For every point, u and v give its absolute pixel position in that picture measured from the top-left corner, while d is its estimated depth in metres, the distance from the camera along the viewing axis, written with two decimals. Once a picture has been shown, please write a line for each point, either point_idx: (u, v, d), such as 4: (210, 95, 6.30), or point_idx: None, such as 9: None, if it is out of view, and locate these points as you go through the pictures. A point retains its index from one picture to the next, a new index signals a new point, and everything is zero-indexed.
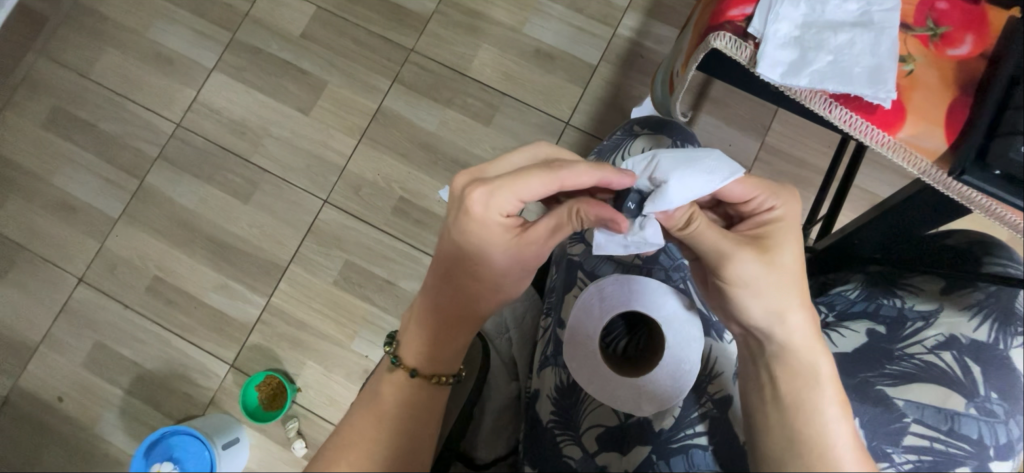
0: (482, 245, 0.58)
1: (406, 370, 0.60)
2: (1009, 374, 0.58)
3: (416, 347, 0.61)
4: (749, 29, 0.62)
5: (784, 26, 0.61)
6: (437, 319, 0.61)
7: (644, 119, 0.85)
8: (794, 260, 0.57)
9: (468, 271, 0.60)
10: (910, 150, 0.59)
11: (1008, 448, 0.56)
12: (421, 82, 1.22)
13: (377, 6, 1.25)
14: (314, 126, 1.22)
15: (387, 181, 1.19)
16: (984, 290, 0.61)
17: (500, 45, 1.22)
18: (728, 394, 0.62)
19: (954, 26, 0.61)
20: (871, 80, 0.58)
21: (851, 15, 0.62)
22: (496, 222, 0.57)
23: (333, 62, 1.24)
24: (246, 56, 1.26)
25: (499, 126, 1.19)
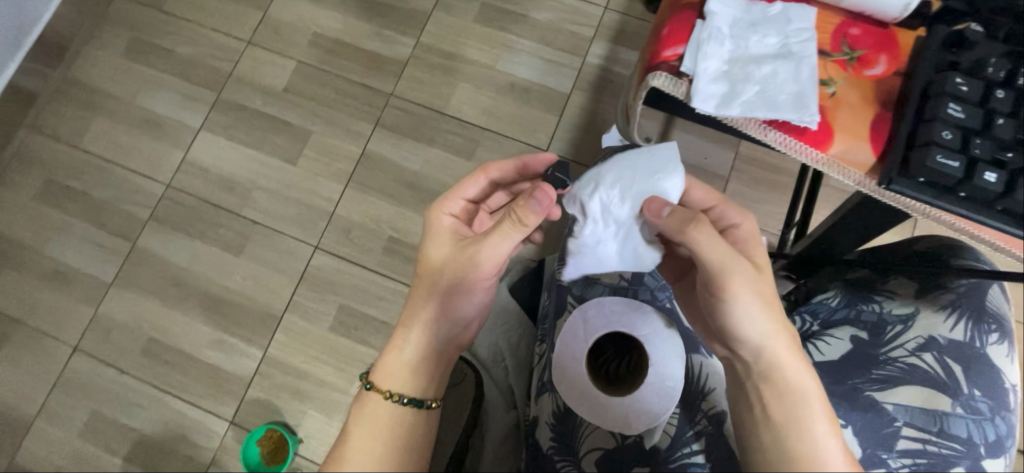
0: (433, 245, 0.64)
1: (366, 380, 0.60)
2: (988, 371, 0.60)
3: (380, 360, 0.62)
4: (682, 67, 0.63)
5: (712, 62, 0.63)
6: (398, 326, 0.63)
7: (623, 146, 0.86)
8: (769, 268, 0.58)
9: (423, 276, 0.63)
10: (844, 164, 0.60)
11: (997, 445, 0.58)
12: (402, 124, 1.26)
13: (356, 56, 1.30)
14: (301, 175, 1.25)
15: (376, 222, 1.21)
16: (955, 290, 0.63)
17: (476, 82, 1.27)
18: (721, 410, 0.62)
19: (869, 47, 0.63)
20: (796, 105, 0.60)
21: (773, 47, 0.64)
22: (443, 222, 0.66)
23: (317, 112, 1.28)
24: (231, 114, 1.30)
25: (481, 160, 1.23)
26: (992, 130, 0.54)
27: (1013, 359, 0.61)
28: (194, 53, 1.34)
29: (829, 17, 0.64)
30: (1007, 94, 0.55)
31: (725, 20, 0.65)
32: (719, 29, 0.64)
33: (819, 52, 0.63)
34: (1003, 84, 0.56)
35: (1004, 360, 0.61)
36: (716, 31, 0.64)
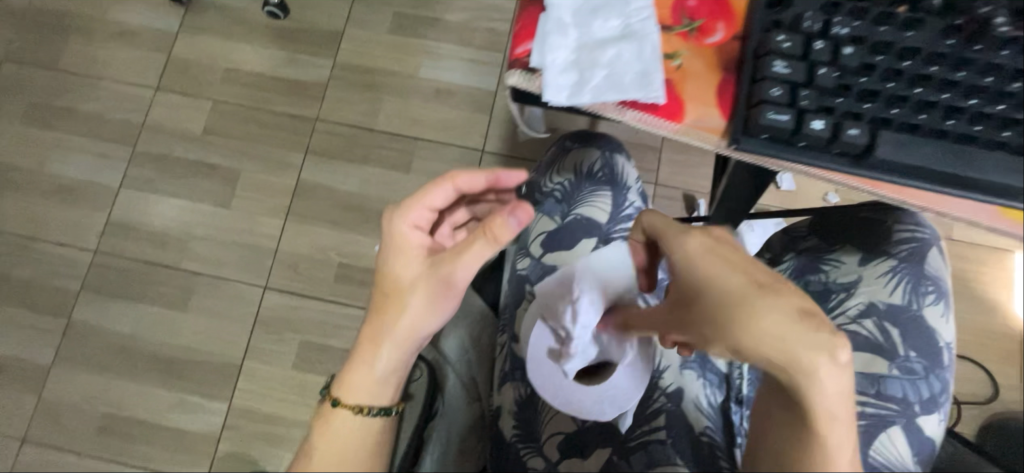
0: (396, 262, 0.56)
1: (336, 396, 0.55)
2: (924, 333, 0.62)
3: (346, 372, 0.56)
4: (532, 62, 0.55)
5: (558, 51, 0.55)
6: (364, 341, 0.56)
7: (575, 133, 0.84)
8: (720, 305, 0.43)
9: (390, 295, 0.56)
10: (699, 132, 0.54)
11: (932, 402, 0.60)
12: (333, 147, 1.23)
13: (272, 85, 1.26)
14: (237, 216, 1.21)
15: (323, 251, 1.18)
16: (896, 257, 0.65)
17: (401, 93, 1.25)
18: (679, 387, 0.64)
19: (706, 14, 0.57)
20: (640, 82, 0.54)
21: (617, 26, 0.57)
22: (405, 236, 0.57)
23: (242, 150, 1.24)
24: (151, 165, 1.24)
25: (419, 171, 1.22)
26: (816, 80, 0.51)
27: (950, 320, 0.63)
28: (99, 109, 1.27)
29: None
30: (827, 44, 0.52)
31: (564, 7, 0.57)
32: (558, 15, 0.57)
33: (659, 27, 0.57)
34: (820, 34, 0.52)
35: (941, 321, 0.63)
36: (553, 18, 0.56)
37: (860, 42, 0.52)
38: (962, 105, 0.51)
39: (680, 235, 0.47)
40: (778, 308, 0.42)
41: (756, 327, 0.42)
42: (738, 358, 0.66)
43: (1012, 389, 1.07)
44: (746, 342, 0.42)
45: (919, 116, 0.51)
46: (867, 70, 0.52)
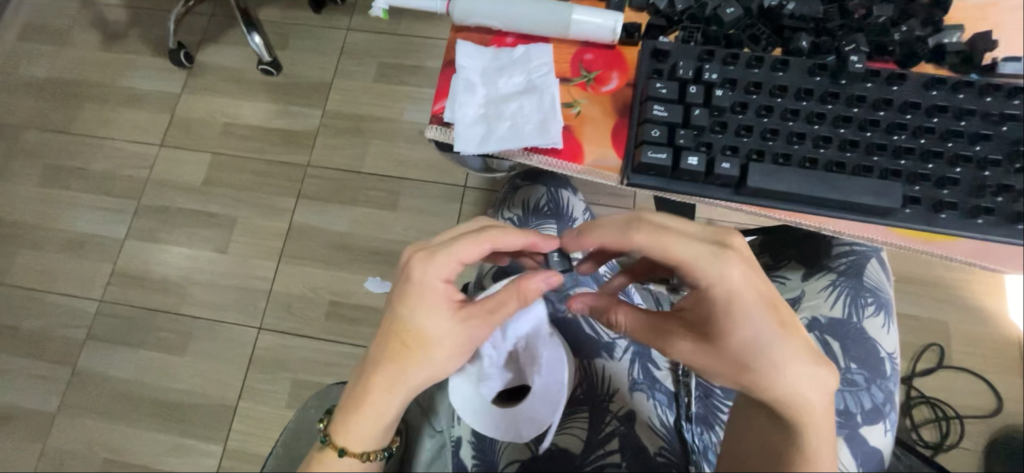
0: (422, 311, 0.48)
1: (335, 452, 0.47)
2: (866, 344, 0.64)
3: (344, 426, 0.47)
4: (446, 116, 0.56)
5: (469, 103, 0.57)
6: (372, 394, 0.47)
7: (525, 172, 0.84)
8: (739, 340, 0.44)
9: (409, 350, 0.48)
10: (599, 173, 0.54)
11: (875, 412, 0.61)
12: (323, 191, 1.29)
13: (267, 136, 1.34)
14: (233, 261, 1.26)
15: (315, 290, 1.22)
16: (835, 271, 0.67)
17: (386, 136, 1.32)
18: (632, 407, 0.57)
19: (603, 63, 0.57)
20: (542, 130, 0.55)
21: (524, 75, 0.58)
22: (436, 284, 0.49)
23: (238, 197, 1.31)
24: (155, 216, 1.31)
25: (405, 208, 1.27)
26: (692, 121, 0.51)
27: (891, 331, 0.64)
28: (108, 167, 1.36)
29: (564, 44, 0.59)
30: (700, 88, 0.52)
31: (470, 60, 0.58)
32: (465, 68, 0.57)
33: (558, 79, 0.57)
34: (693, 79, 0.52)
35: (882, 333, 0.64)
36: (460, 71, 0.58)
37: (733, 84, 0.52)
38: (832, 135, 0.51)
39: (724, 262, 0.44)
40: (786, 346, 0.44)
41: (765, 362, 0.43)
42: (685, 374, 0.59)
43: (1015, 400, 1.04)
44: (756, 373, 0.44)
45: (792, 146, 0.51)
46: (739, 108, 0.52)
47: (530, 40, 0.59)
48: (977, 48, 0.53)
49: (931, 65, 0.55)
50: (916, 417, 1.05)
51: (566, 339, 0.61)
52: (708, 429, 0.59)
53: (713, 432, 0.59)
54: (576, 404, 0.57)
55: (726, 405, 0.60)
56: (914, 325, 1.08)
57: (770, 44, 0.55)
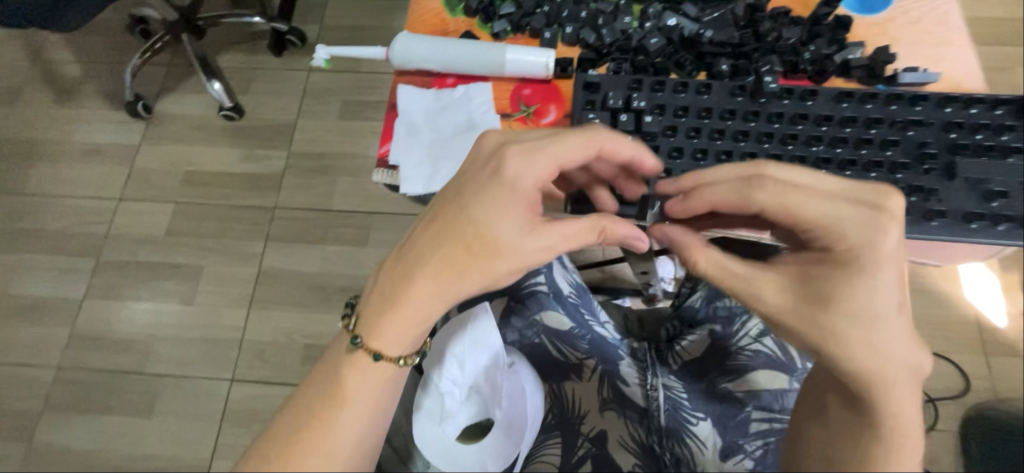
0: (498, 217, 0.42)
1: (369, 356, 0.43)
2: None
3: (381, 328, 0.43)
4: (392, 160, 0.56)
5: (414, 145, 0.56)
6: (418, 297, 0.43)
7: None
8: (863, 308, 0.40)
9: (466, 257, 0.43)
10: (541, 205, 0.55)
11: None
12: (292, 232, 1.28)
13: (231, 181, 1.33)
14: (201, 312, 1.22)
15: (289, 335, 1.19)
16: None
17: (353, 172, 1.32)
18: (603, 428, 0.56)
19: (540, 98, 0.58)
20: None
21: (468, 114, 0.58)
22: (522, 184, 0.43)
23: (204, 246, 1.28)
24: (116, 273, 1.27)
25: (377, 243, 1.26)
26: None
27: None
28: (64, 225, 1.31)
29: (503, 82, 0.59)
30: (631, 115, 0.52)
31: (413, 104, 0.58)
32: (408, 112, 0.58)
33: (498, 115, 0.57)
34: (624, 108, 0.53)
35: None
36: (403, 116, 0.58)
37: (662, 109, 0.53)
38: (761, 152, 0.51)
39: (881, 228, 0.40)
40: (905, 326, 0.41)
41: (883, 339, 0.40)
42: (653, 388, 0.59)
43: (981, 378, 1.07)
44: (877, 345, 0.40)
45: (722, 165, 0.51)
46: (670, 132, 0.52)
47: (470, 80, 0.60)
48: (880, 60, 0.54)
49: (842, 79, 0.55)
50: None
51: (533, 364, 0.60)
52: (678, 442, 0.57)
53: (686, 445, 0.56)
54: (548, 430, 0.56)
55: (695, 417, 0.58)
56: None
57: (696, 69, 0.55)
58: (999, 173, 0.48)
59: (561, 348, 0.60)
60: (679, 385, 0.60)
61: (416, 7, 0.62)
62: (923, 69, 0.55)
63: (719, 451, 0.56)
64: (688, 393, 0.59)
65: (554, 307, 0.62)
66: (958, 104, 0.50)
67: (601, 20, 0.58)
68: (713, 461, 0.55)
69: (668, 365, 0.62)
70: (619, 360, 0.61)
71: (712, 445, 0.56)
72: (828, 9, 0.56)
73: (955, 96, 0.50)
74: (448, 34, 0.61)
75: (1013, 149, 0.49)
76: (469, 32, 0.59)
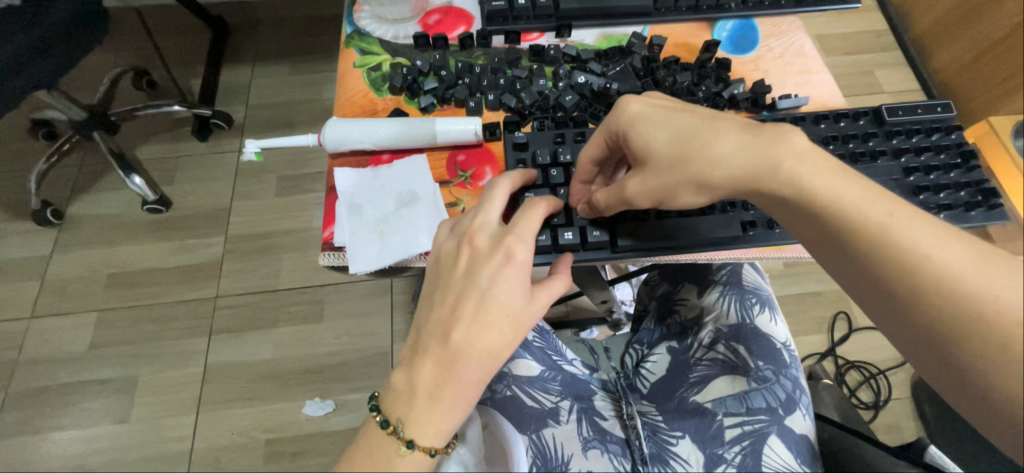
0: (510, 291, 0.44)
1: (424, 452, 0.42)
2: (765, 342, 0.62)
3: (433, 422, 0.42)
4: (338, 240, 0.54)
5: (356, 224, 0.55)
6: (461, 384, 0.43)
7: None
8: (669, 151, 0.46)
9: (504, 333, 0.44)
10: None
11: (792, 402, 0.57)
12: (238, 320, 1.19)
13: (165, 275, 1.24)
14: (139, 428, 1.09)
15: (246, 433, 1.08)
16: (721, 281, 0.67)
17: (299, 247, 1.27)
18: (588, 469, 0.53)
19: (475, 163, 0.59)
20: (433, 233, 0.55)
21: (404, 187, 0.58)
22: (522, 261, 0.45)
23: (137, 352, 1.16)
24: (28, 403, 1.11)
25: (332, 316, 1.20)
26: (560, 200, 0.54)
27: (779, 321, 0.64)
28: None
29: (436, 151, 0.60)
30: (561, 170, 0.55)
31: (353, 184, 0.58)
32: (347, 192, 0.57)
33: (436, 182, 0.58)
34: (552, 164, 0.56)
35: (773, 325, 0.64)
36: (343, 197, 0.57)
37: None
38: None
39: (618, 103, 0.50)
40: (734, 133, 0.46)
41: (723, 156, 0.45)
42: (630, 417, 0.60)
43: None
44: (729, 169, 0.45)
45: None
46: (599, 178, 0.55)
47: (405, 153, 0.60)
48: (758, 92, 0.61)
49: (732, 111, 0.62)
50: (851, 383, 1.10)
51: (507, 416, 0.58)
52: (664, 466, 0.55)
53: (671, 468, 0.54)
54: None
55: (674, 436, 0.57)
56: (822, 299, 1.17)
57: None
58: (874, 173, 0.56)
59: (537, 395, 0.60)
60: (649, 409, 0.61)
61: (342, 91, 0.64)
62: (793, 94, 0.63)
63: (703, 465, 0.54)
64: (663, 415, 0.60)
65: (522, 354, 0.63)
66: (829, 120, 0.59)
67: (518, 84, 0.63)
68: None
69: (639, 390, 0.65)
70: (590, 396, 0.62)
71: (695, 461, 0.54)
72: (708, 54, 0.64)
73: (825, 114, 0.59)
74: (376, 112, 0.63)
75: (882, 152, 0.57)
76: (398, 110, 0.62)
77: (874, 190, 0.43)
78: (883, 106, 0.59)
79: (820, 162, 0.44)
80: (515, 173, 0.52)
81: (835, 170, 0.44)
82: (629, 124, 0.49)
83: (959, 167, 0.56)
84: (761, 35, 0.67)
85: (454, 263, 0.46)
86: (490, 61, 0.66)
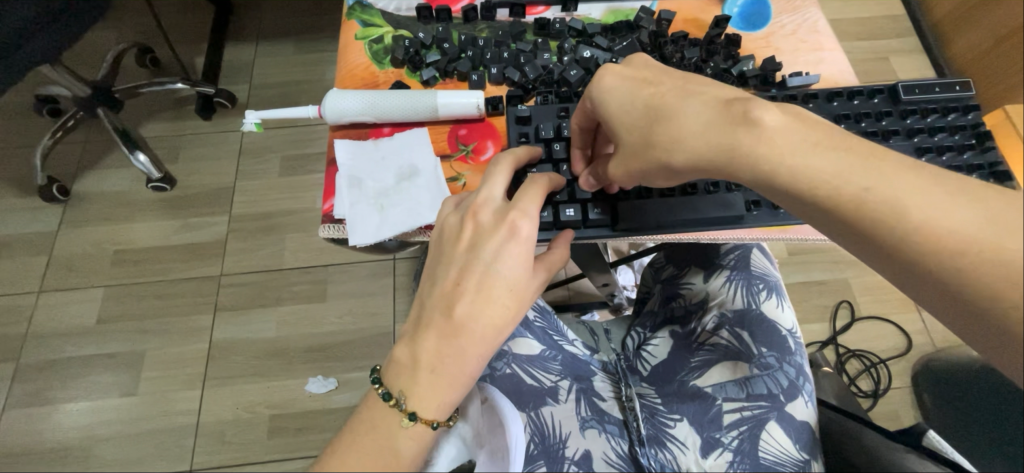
0: (513, 264, 0.43)
1: (426, 425, 0.42)
2: (770, 329, 0.62)
3: (436, 394, 0.42)
4: (339, 212, 0.54)
5: (357, 196, 0.55)
6: (464, 358, 0.42)
7: None
8: (636, 135, 0.45)
9: (507, 308, 0.43)
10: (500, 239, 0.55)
11: (794, 389, 0.57)
12: (242, 298, 1.21)
13: (171, 253, 1.25)
14: (147, 401, 1.11)
15: (251, 409, 1.10)
16: (727, 265, 0.66)
17: (303, 227, 1.28)
18: (586, 449, 0.53)
19: (478, 137, 0.59)
20: (434, 207, 0.54)
21: (405, 161, 0.57)
22: (526, 234, 0.44)
23: (143, 328, 1.18)
24: (40, 374, 1.13)
25: (336, 296, 1.21)
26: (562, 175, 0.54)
27: (785, 308, 0.64)
28: None
29: (439, 125, 0.60)
30: (563, 145, 0.55)
31: (355, 157, 0.58)
32: (348, 165, 0.57)
33: (438, 157, 0.58)
34: (556, 138, 0.55)
35: (778, 311, 0.63)
36: (344, 169, 0.57)
37: None
38: None
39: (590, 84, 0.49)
40: (701, 112, 0.43)
41: (686, 136, 0.43)
42: (628, 398, 0.60)
43: (921, 334, 1.11)
44: (695, 151, 0.43)
45: None
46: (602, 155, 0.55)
47: (407, 127, 0.60)
48: (768, 69, 0.59)
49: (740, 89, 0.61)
50: (851, 372, 1.11)
51: (506, 394, 0.58)
52: (660, 448, 0.56)
53: (668, 450, 0.55)
54: (531, 461, 0.52)
55: (672, 419, 0.58)
56: (825, 288, 1.17)
57: None
58: None
59: (536, 373, 0.61)
60: (649, 392, 0.62)
61: (345, 63, 0.64)
62: (804, 73, 0.61)
63: (700, 449, 0.54)
64: (662, 398, 0.60)
65: (523, 333, 0.63)
66: (843, 96, 0.58)
67: (523, 58, 0.62)
68: (696, 461, 0.53)
69: (639, 373, 0.65)
70: (590, 377, 0.62)
71: (692, 445, 0.55)
72: (719, 29, 0.63)
73: (839, 91, 0.58)
74: (379, 85, 0.62)
75: (895, 132, 0.56)
76: (400, 83, 0.61)
77: (866, 158, 0.38)
78: (900, 83, 0.58)
79: (799, 138, 0.40)
80: (519, 149, 0.51)
81: (808, 142, 0.40)
82: (598, 102, 0.48)
83: (973, 148, 0.55)
84: (773, 11, 0.65)
85: (457, 237, 0.45)
86: (495, 35, 0.65)
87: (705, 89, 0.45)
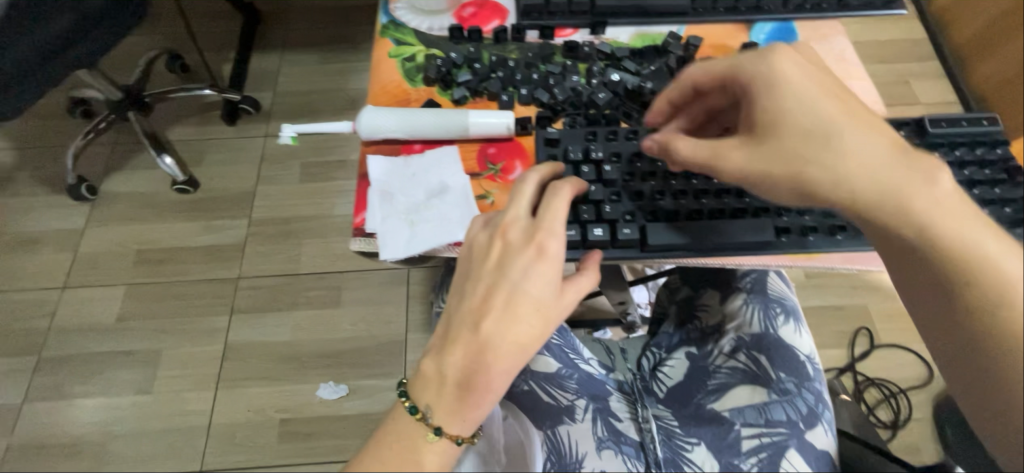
0: (540, 285, 0.44)
1: (450, 440, 0.43)
2: (789, 354, 0.61)
3: (461, 410, 0.43)
4: (370, 226, 0.55)
5: (388, 211, 0.56)
6: (490, 377, 0.43)
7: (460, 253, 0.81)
8: (795, 136, 0.44)
9: (533, 327, 0.44)
10: None
11: (813, 416, 0.56)
12: (258, 301, 1.22)
13: (191, 254, 1.27)
14: (162, 400, 1.13)
15: (263, 412, 1.11)
16: (745, 288, 0.66)
17: (320, 233, 1.30)
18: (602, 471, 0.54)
19: (506, 156, 0.60)
20: (462, 224, 0.55)
21: (435, 177, 0.59)
22: (554, 254, 0.44)
23: (161, 327, 1.20)
24: (60, 369, 1.16)
25: (350, 302, 1.23)
26: (590, 197, 0.54)
27: (802, 332, 0.64)
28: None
29: (467, 143, 0.61)
30: (591, 168, 0.55)
31: (386, 173, 0.59)
32: (380, 180, 0.58)
33: (467, 174, 0.59)
34: (584, 160, 0.56)
35: (796, 336, 0.63)
36: (375, 184, 0.58)
37: (618, 158, 0.57)
38: (708, 187, 0.55)
39: (770, 56, 0.46)
40: (874, 136, 0.44)
41: (855, 155, 0.43)
42: (644, 420, 0.59)
43: None
44: (851, 167, 0.43)
45: (679, 202, 0.55)
46: (629, 178, 0.56)
47: (437, 144, 0.61)
48: None
49: None
50: (869, 400, 1.08)
51: (523, 412, 0.58)
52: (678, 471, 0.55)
53: None
54: None
55: (689, 443, 0.57)
56: (842, 313, 1.15)
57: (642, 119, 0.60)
58: None
59: (554, 391, 0.60)
60: (665, 414, 0.61)
61: (377, 80, 0.65)
62: None
63: None
64: (679, 420, 0.59)
65: (541, 351, 0.63)
66: None
67: (552, 80, 0.63)
68: None
69: (655, 394, 0.64)
70: (607, 396, 0.62)
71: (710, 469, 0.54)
72: None
73: None
74: (410, 102, 0.63)
75: None
76: (431, 101, 0.62)
77: (962, 214, 0.43)
78: (926, 116, 0.58)
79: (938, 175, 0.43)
80: (545, 166, 0.51)
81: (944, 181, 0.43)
82: (767, 88, 0.45)
83: (1004, 182, 0.55)
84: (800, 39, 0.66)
85: (485, 254, 0.46)
86: (523, 56, 0.66)
87: (870, 115, 0.45)
